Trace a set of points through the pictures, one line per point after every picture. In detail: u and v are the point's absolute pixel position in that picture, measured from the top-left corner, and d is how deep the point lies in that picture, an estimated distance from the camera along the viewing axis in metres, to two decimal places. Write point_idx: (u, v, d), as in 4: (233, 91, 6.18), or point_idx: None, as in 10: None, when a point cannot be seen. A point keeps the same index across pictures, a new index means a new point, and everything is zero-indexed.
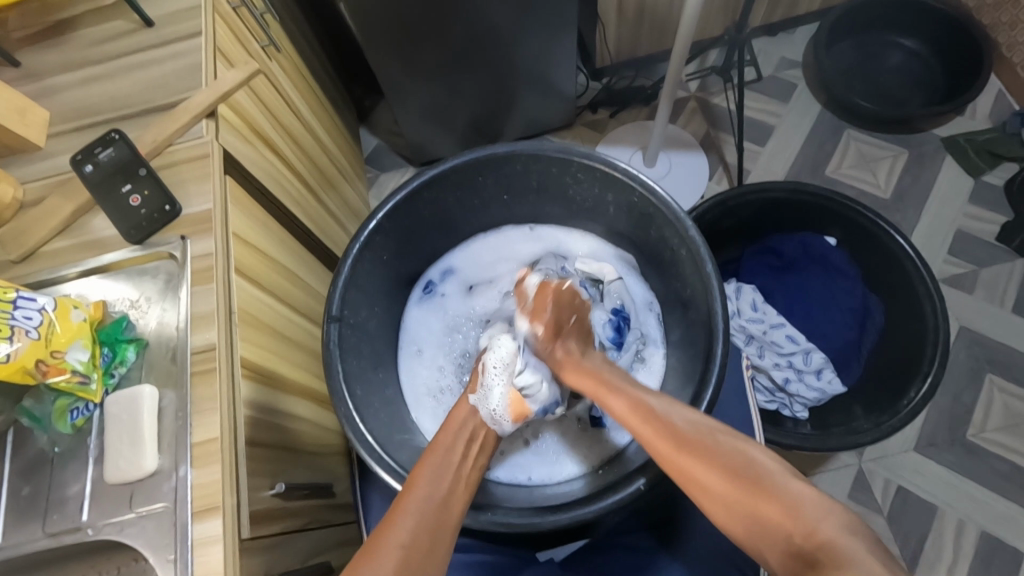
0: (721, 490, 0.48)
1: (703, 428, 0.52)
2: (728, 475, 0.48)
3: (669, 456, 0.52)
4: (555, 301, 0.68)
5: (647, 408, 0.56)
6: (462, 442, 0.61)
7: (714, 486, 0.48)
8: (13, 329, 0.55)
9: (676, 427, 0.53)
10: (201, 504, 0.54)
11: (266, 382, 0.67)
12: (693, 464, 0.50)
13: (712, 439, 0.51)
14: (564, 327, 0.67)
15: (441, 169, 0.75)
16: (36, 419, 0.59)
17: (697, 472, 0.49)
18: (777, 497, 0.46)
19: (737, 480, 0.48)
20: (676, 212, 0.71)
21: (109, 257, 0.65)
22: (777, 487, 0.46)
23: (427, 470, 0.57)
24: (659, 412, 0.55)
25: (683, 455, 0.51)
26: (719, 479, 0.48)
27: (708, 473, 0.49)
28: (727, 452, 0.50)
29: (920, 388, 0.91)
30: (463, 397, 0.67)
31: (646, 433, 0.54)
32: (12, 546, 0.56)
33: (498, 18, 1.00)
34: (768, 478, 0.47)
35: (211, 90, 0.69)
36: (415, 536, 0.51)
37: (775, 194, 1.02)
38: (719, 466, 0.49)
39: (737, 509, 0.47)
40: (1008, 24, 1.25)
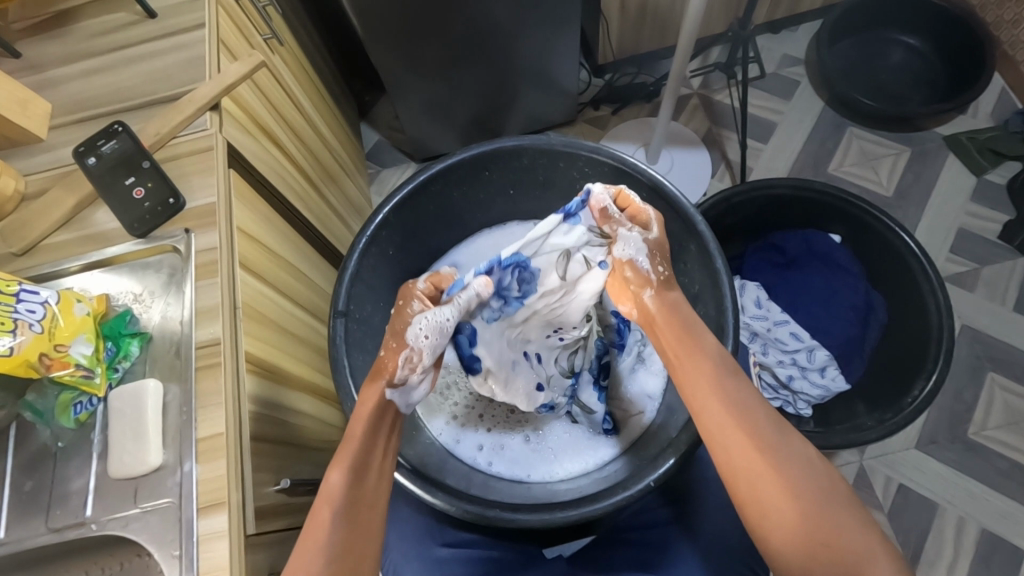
0: (774, 497, 0.51)
1: (785, 442, 0.53)
2: (802, 498, 0.50)
3: (747, 463, 0.52)
4: (658, 231, 0.64)
5: (743, 409, 0.55)
6: (375, 425, 0.57)
7: (778, 502, 0.51)
8: (16, 323, 0.54)
9: (760, 428, 0.54)
10: (205, 500, 0.54)
11: (270, 377, 0.67)
12: (756, 468, 0.52)
13: (786, 452, 0.53)
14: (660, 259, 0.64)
15: (448, 162, 0.75)
16: (40, 413, 0.58)
17: (770, 487, 0.51)
18: (836, 528, 0.49)
19: (802, 503, 0.50)
20: (684, 205, 0.71)
21: (112, 250, 0.64)
22: (837, 519, 0.50)
23: (344, 465, 0.54)
24: (745, 409, 0.55)
25: (763, 464, 0.52)
26: (776, 482, 0.51)
27: (767, 483, 0.51)
28: (804, 473, 0.52)
29: (924, 385, 0.91)
30: (376, 381, 0.59)
31: (730, 433, 0.54)
32: (15, 541, 0.55)
33: (501, 13, 1.00)
34: (828, 504, 0.50)
35: (215, 83, 0.68)
36: (340, 555, 0.50)
37: (780, 191, 1.02)
38: (796, 488, 0.51)
39: (788, 526, 0.50)
40: (1011, 22, 1.25)
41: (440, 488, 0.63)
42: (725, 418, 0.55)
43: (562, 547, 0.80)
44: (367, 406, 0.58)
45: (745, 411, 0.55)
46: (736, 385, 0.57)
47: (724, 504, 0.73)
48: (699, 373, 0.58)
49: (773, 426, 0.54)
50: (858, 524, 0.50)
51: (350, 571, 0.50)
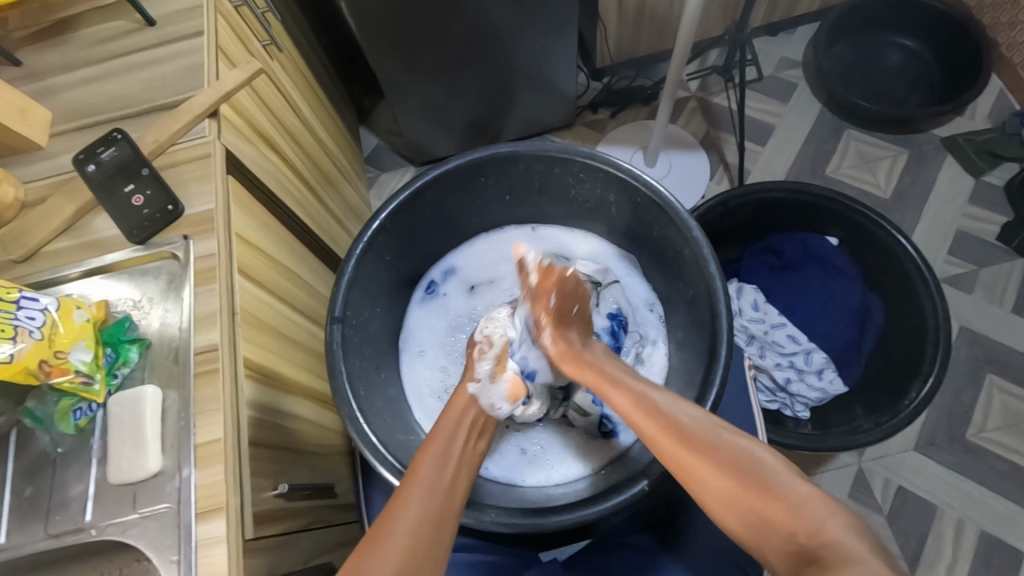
0: (717, 490, 0.49)
1: (709, 426, 0.53)
2: (733, 477, 0.48)
3: (673, 454, 0.52)
4: (558, 292, 0.67)
5: (652, 405, 0.56)
6: (461, 429, 0.62)
7: (716, 487, 0.49)
8: (17, 330, 0.55)
9: (678, 423, 0.53)
10: (203, 505, 0.54)
11: (269, 383, 0.67)
12: (691, 463, 0.50)
13: (711, 436, 0.51)
14: (564, 314, 0.67)
15: (444, 169, 0.75)
16: (39, 419, 0.59)
17: (702, 472, 0.49)
18: (777, 494, 0.46)
19: (741, 482, 0.48)
20: (678, 211, 0.71)
21: (112, 257, 0.65)
22: (775, 482, 0.47)
23: (428, 457, 0.58)
24: (663, 408, 0.55)
25: (688, 455, 0.51)
26: (714, 478, 0.49)
27: (705, 473, 0.49)
28: (728, 449, 0.50)
29: (921, 388, 0.91)
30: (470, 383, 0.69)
31: (652, 432, 0.54)
32: (15, 547, 0.56)
33: (498, 18, 1.00)
34: (763, 471, 0.48)
35: (214, 90, 0.69)
36: (418, 525, 0.50)
37: (777, 195, 1.02)
38: (723, 465, 0.49)
39: (744, 512, 0.47)
40: (1007, 24, 1.25)
41: None
42: (651, 425, 0.55)
43: (558, 551, 0.79)
44: (451, 416, 0.64)
45: (671, 417, 0.54)
46: (656, 397, 0.57)
47: None
48: (629, 394, 0.58)
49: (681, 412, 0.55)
50: (799, 484, 0.47)
51: (427, 542, 0.50)
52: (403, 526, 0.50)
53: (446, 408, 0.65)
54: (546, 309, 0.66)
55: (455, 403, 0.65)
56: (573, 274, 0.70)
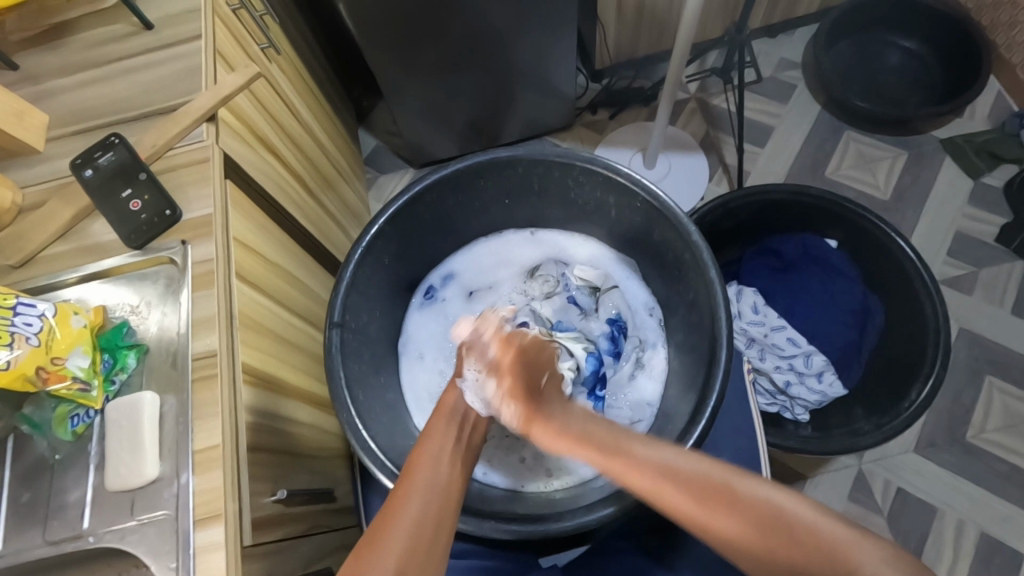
0: (746, 543, 0.46)
1: (723, 476, 0.48)
2: (761, 531, 0.46)
3: (689, 513, 0.47)
4: (522, 360, 0.59)
5: (659, 469, 0.49)
6: (454, 428, 0.61)
7: (738, 535, 0.46)
8: (13, 336, 0.55)
9: (690, 479, 0.48)
10: (202, 511, 0.54)
11: (268, 387, 0.67)
12: (721, 522, 0.46)
13: (729, 485, 0.48)
14: (537, 389, 0.57)
15: (443, 173, 0.75)
16: (36, 425, 0.59)
17: (724, 526, 0.46)
18: (808, 542, 0.45)
19: (771, 533, 0.45)
20: (678, 215, 0.71)
21: (109, 262, 0.64)
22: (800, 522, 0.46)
23: (424, 456, 0.57)
24: (670, 468, 0.49)
25: (705, 511, 0.47)
26: (744, 531, 0.46)
27: (732, 528, 0.46)
28: (751, 500, 0.47)
29: (921, 390, 0.91)
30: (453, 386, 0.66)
31: (657, 490, 0.49)
32: (13, 553, 0.56)
33: (496, 19, 1.00)
34: (789, 516, 0.46)
35: (212, 93, 0.69)
36: (417, 528, 0.50)
37: (776, 197, 1.02)
38: (751, 518, 0.46)
39: (772, 561, 0.46)
40: (1007, 25, 1.25)
41: None
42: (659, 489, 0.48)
43: (557, 556, 0.78)
44: (443, 411, 0.63)
45: (684, 474, 0.48)
46: (665, 454, 0.50)
47: None
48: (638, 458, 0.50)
49: (691, 469, 0.49)
50: (827, 521, 0.46)
51: (429, 541, 0.50)
52: (401, 529, 0.50)
53: (438, 402, 0.64)
54: (511, 385, 0.56)
55: (446, 398, 0.64)
56: (533, 343, 0.61)
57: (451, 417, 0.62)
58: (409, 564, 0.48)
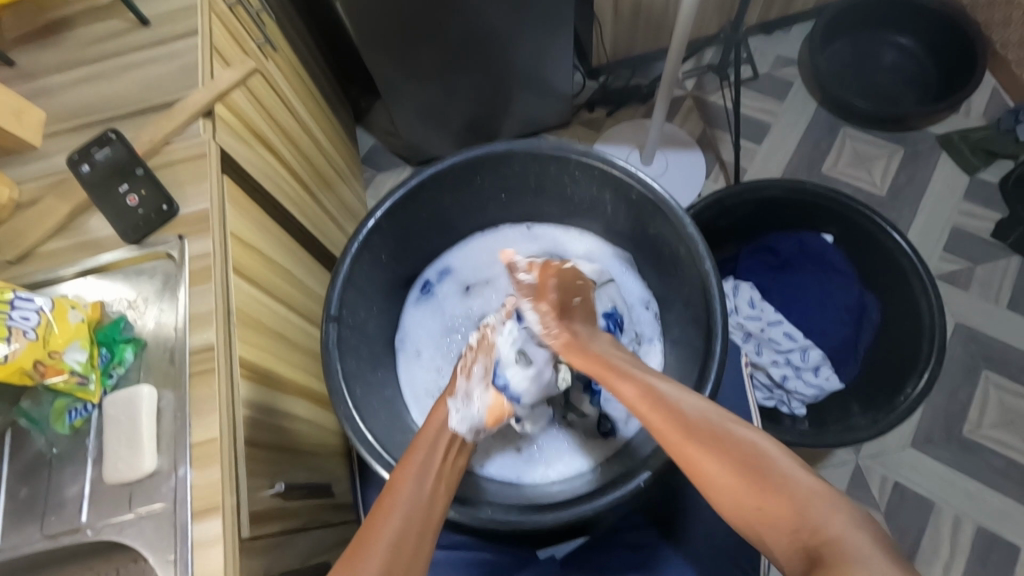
0: (727, 484, 0.47)
1: (712, 415, 0.52)
2: (739, 470, 0.47)
3: (671, 439, 0.51)
4: (559, 282, 0.65)
5: (655, 393, 0.54)
6: (439, 447, 0.61)
7: (718, 476, 0.48)
8: (11, 331, 0.55)
9: (687, 416, 0.52)
10: (200, 505, 0.54)
11: (265, 382, 0.67)
12: (700, 455, 0.49)
13: (717, 426, 0.50)
14: (570, 306, 0.65)
15: (439, 168, 0.75)
16: (35, 420, 0.60)
17: (706, 462, 0.48)
18: (784, 490, 0.45)
19: (747, 476, 0.46)
20: (673, 209, 0.71)
21: (106, 257, 0.65)
22: (775, 469, 0.46)
23: (409, 474, 0.57)
24: (673, 403, 0.53)
25: (696, 445, 0.49)
26: (724, 471, 0.47)
27: (712, 463, 0.48)
28: (732, 437, 0.49)
29: (916, 385, 0.91)
30: (443, 401, 0.67)
31: (650, 413, 0.54)
32: (10, 548, 0.56)
33: (494, 17, 1.00)
34: (767, 458, 0.47)
35: (209, 89, 0.69)
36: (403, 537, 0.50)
37: (772, 193, 1.02)
38: (731, 456, 0.47)
39: (747, 507, 0.46)
40: (1001, 22, 1.26)
41: None
42: (659, 418, 0.53)
43: (554, 548, 0.78)
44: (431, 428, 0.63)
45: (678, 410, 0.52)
46: (664, 389, 0.55)
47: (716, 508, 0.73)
48: (631, 383, 0.56)
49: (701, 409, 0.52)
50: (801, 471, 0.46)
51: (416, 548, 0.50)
52: (384, 540, 0.49)
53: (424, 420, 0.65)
54: (544, 303, 0.63)
55: (436, 413, 0.65)
56: (570, 270, 0.68)
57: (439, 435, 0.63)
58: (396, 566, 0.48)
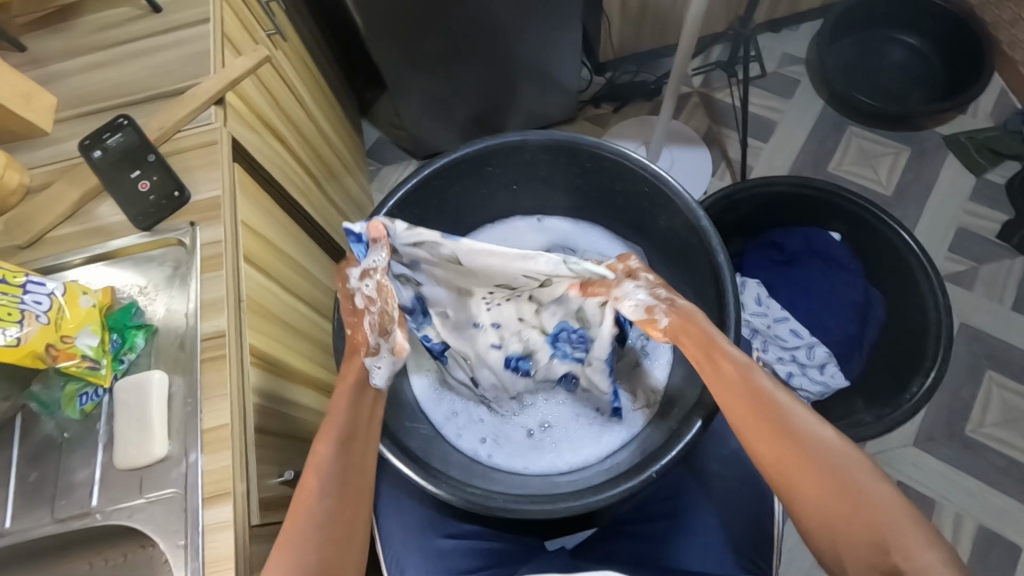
0: (816, 494, 0.52)
1: (807, 419, 0.55)
2: (833, 490, 0.52)
3: (765, 438, 0.55)
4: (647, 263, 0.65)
5: (756, 387, 0.56)
6: (352, 405, 0.61)
7: (811, 484, 0.52)
8: (23, 313, 0.55)
9: (784, 416, 0.55)
10: (211, 490, 0.54)
11: (273, 370, 0.67)
12: (796, 463, 0.53)
13: (812, 435, 0.54)
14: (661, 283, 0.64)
15: (451, 157, 0.75)
16: (45, 404, 0.59)
17: (803, 475, 0.53)
18: (870, 513, 0.50)
19: (840, 491, 0.51)
20: (685, 199, 0.71)
21: (117, 243, 0.65)
22: (864, 491, 0.51)
23: (319, 459, 0.58)
24: (771, 400, 0.55)
25: (794, 457, 0.53)
26: (817, 482, 0.52)
27: (805, 471, 0.53)
28: (829, 452, 0.53)
29: (922, 383, 0.92)
30: (355, 357, 0.63)
31: (745, 408, 0.56)
32: (20, 531, 0.56)
33: (503, 10, 1.00)
34: (859, 475, 0.52)
35: (220, 77, 0.69)
36: (326, 529, 0.56)
37: (779, 188, 1.03)
38: (826, 473, 0.52)
39: (835, 519, 0.51)
40: (1010, 22, 1.26)
41: (442, 479, 0.64)
42: (752, 412, 0.55)
43: (564, 540, 0.78)
44: (346, 383, 0.62)
45: (776, 408, 0.55)
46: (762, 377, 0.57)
47: (722, 500, 0.73)
48: (723, 371, 0.57)
49: (795, 413, 0.55)
50: (879, 483, 0.52)
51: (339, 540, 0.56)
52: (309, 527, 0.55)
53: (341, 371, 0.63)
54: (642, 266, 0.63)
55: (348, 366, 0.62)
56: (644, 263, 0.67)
57: (356, 395, 0.61)
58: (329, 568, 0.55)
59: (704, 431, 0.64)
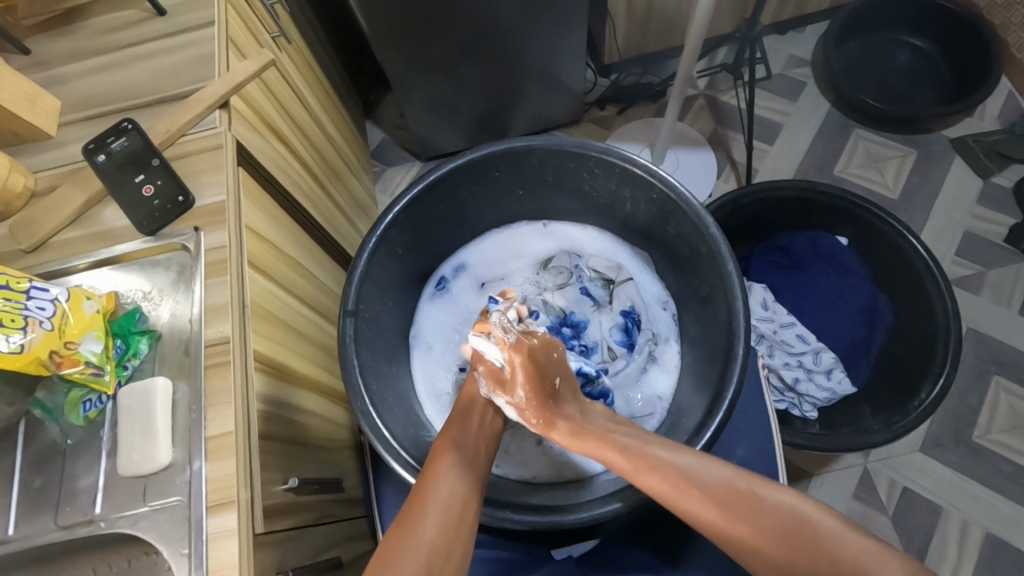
0: (769, 550, 0.46)
1: (725, 477, 0.49)
2: (776, 541, 0.45)
3: (693, 511, 0.49)
4: (530, 365, 0.59)
5: (661, 460, 0.52)
6: (475, 421, 0.62)
7: (755, 542, 0.46)
8: (27, 320, 0.55)
9: (701, 482, 0.49)
10: (215, 498, 0.54)
11: (278, 376, 0.67)
12: (731, 525, 0.47)
13: (738, 492, 0.48)
14: (553, 393, 0.60)
15: (458, 162, 0.75)
16: (49, 410, 0.59)
17: (744, 535, 0.47)
18: (831, 558, 0.43)
19: (789, 542, 0.45)
20: (693, 206, 0.71)
21: (121, 248, 0.64)
22: (818, 535, 0.45)
23: (447, 447, 0.58)
24: (680, 471, 0.50)
25: (723, 523, 0.47)
26: (761, 541, 0.46)
27: (744, 532, 0.47)
28: (763, 506, 0.47)
29: (931, 389, 0.91)
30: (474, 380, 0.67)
31: (663, 489, 0.50)
32: (24, 538, 0.55)
33: (509, 11, 1.00)
34: (807, 521, 0.46)
35: (225, 80, 0.68)
36: (446, 511, 0.52)
37: (786, 193, 1.02)
38: (766, 529, 0.46)
39: (800, 573, 0.45)
40: (1018, 24, 1.25)
41: None
42: (671, 492, 0.50)
43: (571, 548, 0.78)
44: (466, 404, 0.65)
45: (691, 477, 0.50)
46: (661, 453, 0.52)
47: None
48: (623, 459, 0.53)
49: (710, 477, 0.49)
50: (838, 528, 0.45)
51: (458, 522, 0.51)
52: (434, 509, 0.51)
53: (459, 396, 0.66)
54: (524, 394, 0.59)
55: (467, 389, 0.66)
56: (545, 343, 0.60)
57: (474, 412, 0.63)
58: (438, 560, 0.48)
59: (714, 443, 0.63)
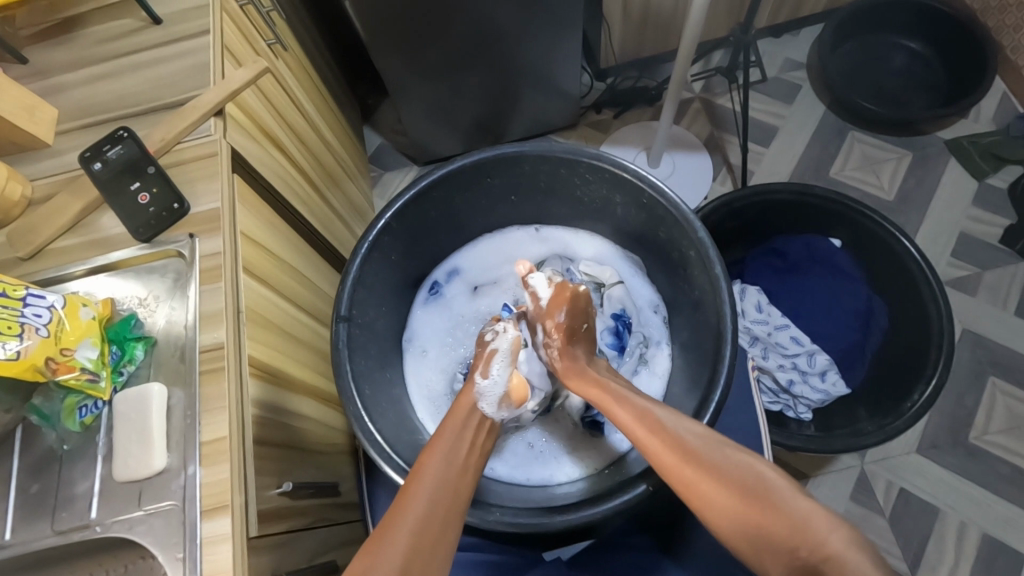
0: (731, 506, 0.47)
1: (713, 443, 0.52)
2: (738, 496, 0.47)
3: (673, 466, 0.51)
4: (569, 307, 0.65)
5: (653, 417, 0.55)
6: (473, 419, 0.62)
7: (721, 499, 0.48)
8: (23, 326, 0.55)
9: (686, 444, 0.52)
10: (209, 503, 0.54)
11: (273, 381, 0.67)
12: (704, 485, 0.49)
13: (716, 454, 0.50)
14: (577, 333, 0.65)
15: (449, 168, 0.75)
16: (46, 416, 0.59)
17: (711, 492, 0.48)
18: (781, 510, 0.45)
19: (748, 498, 0.47)
20: (682, 210, 0.71)
21: (117, 255, 0.65)
22: (779, 499, 0.46)
23: (441, 444, 0.58)
24: (669, 429, 0.53)
25: (700, 479, 0.49)
26: (729, 497, 0.47)
27: (715, 489, 0.48)
28: (734, 467, 0.49)
29: (923, 391, 0.91)
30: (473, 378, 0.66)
31: (655, 448, 0.53)
32: (21, 543, 0.56)
33: (503, 17, 1.00)
34: (775, 489, 0.47)
35: (219, 89, 0.69)
36: (433, 504, 0.51)
37: (780, 197, 1.03)
38: (735, 486, 0.48)
39: (752, 531, 0.46)
40: (1012, 27, 1.25)
41: None
42: (656, 442, 0.53)
43: (561, 551, 0.79)
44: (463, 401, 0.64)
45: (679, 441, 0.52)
46: (659, 415, 0.55)
47: None
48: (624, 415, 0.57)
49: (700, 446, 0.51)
50: (799, 498, 0.46)
51: (448, 508, 0.52)
52: (419, 499, 0.51)
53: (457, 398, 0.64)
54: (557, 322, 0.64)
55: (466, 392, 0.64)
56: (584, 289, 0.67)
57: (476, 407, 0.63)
58: (418, 557, 0.47)
59: None
